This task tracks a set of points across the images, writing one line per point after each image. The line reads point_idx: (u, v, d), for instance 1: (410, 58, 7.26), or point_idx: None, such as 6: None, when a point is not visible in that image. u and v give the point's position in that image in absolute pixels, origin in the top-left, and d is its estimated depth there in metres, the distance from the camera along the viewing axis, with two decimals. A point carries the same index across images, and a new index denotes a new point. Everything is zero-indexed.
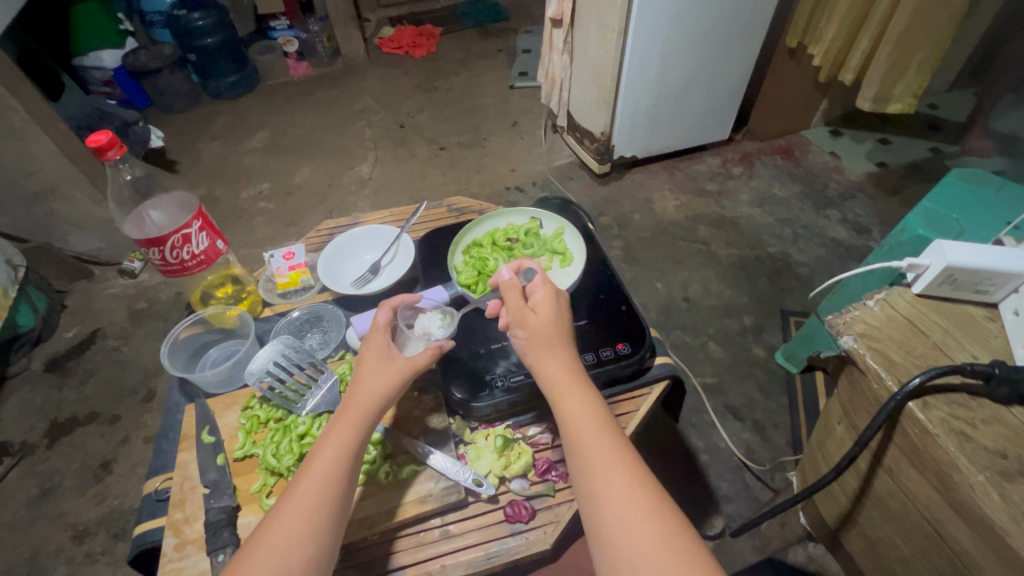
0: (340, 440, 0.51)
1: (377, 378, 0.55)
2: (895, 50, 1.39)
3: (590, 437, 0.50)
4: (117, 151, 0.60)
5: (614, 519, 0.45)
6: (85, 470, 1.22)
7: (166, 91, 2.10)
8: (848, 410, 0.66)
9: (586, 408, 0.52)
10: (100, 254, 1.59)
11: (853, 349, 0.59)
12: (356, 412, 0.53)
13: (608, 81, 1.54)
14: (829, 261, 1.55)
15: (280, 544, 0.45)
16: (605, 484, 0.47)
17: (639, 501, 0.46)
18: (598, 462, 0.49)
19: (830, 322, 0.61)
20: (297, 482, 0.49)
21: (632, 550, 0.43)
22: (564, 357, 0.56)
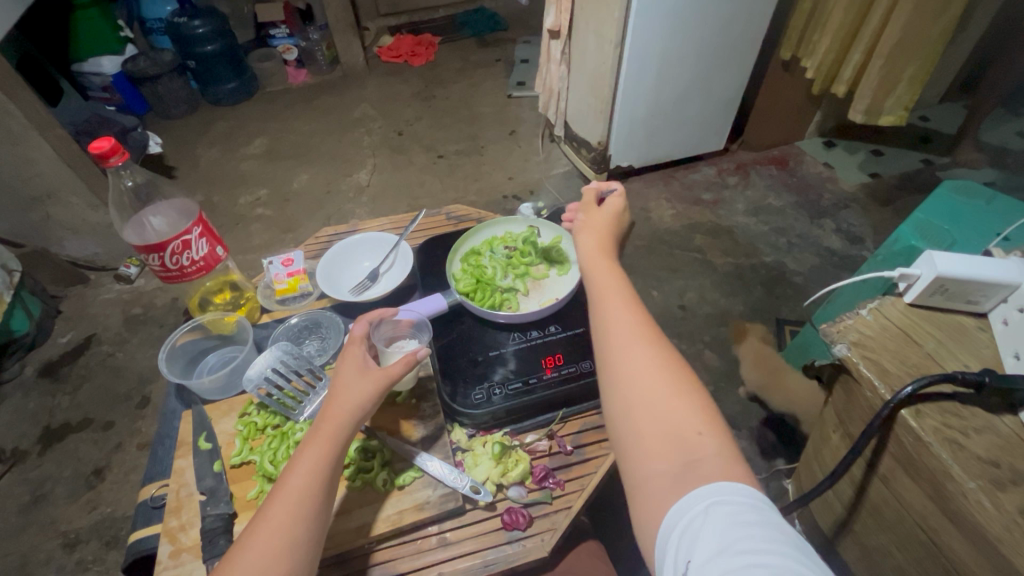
0: (323, 449, 0.51)
1: (354, 382, 0.55)
2: (886, 64, 1.42)
3: (606, 291, 0.56)
4: (119, 158, 0.60)
5: (616, 345, 0.51)
6: (78, 477, 1.21)
7: (165, 97, 2.11)
8: (842, 418, 0.66)
9: (606, 271, 0.59)
10: (96, 260, 1.59)
11: (847, 357, 0.59)
12: (329, 426, 0.52)
13: (605, 91, 1.56)
14: (824, 270, 1.57)
15: (261, 556, 0.45)
16: (612, 317, 0.53)
17: (645, 336, 0.51)
18: (608, 304, 0.55)
19: (824, 331, 0.62)
20: (283, 481, 0.50)
21: (635, 369, 0.49)
22: (602, 238, 0.64)
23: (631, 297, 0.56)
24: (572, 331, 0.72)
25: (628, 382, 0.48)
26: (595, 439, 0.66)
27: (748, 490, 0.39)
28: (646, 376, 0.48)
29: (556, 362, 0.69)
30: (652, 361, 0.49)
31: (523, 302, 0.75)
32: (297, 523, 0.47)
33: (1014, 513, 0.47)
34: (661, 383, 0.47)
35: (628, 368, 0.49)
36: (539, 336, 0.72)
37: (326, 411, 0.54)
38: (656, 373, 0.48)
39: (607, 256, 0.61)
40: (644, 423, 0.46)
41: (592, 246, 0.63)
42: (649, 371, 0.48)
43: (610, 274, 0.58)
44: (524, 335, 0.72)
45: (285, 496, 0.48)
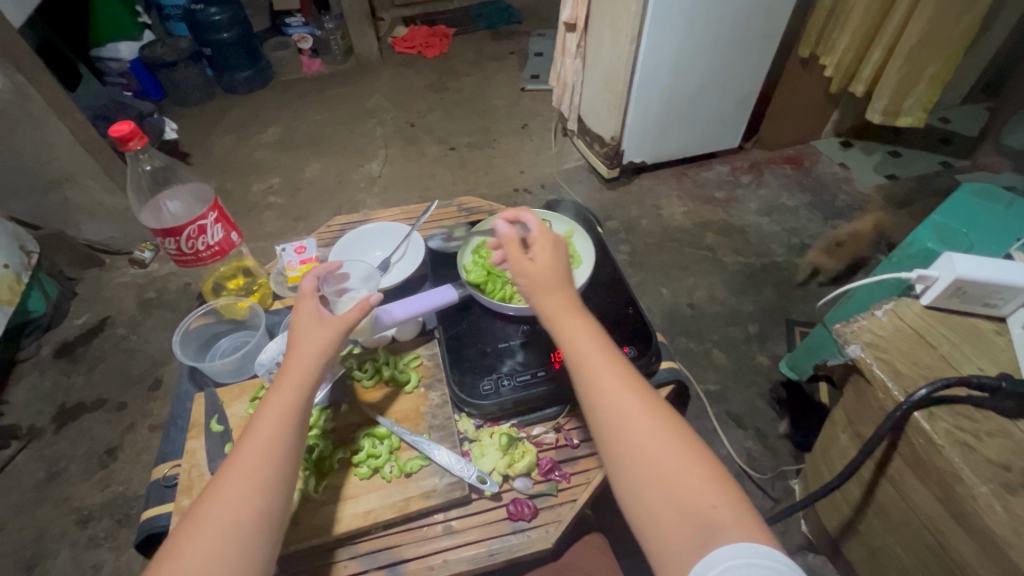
0: (286, 402, 0.52)
1: (305, 334, 0.55)
2: (906, 64, 1.39)
3: (589, 357, 0.53)
4: (138, 142, 0.61)
5: (615, 421, 0.49)
6: (92, 456, 1.23)
7: (181, 84, 2.12)
8: (852, 418, 0.66)
9: (582, 330, 0.55)
10: (111, 243, 1.61)
11: (860, 358, 0.59)
12: (295, 378, 0.53)
13: (620, 86, 1.55)
14: (836, 271, 1.55)
15: (229, 510, 0.46)
16: (604, 389, 0.51)
17: (639, 404, 0.50)
18: (596, 372, 0.52)
19: (838, 331, 0.62)
20: (248, 435, 0.50)
21: (641, 447, 0.48)
22: (562, 276, 0.58)
23: (615, 358, 0.53)
24: None
25: (634, 461, 0.47)
26: None
27: (770, 551, 0.39)
28: (650, 453, 0.47)
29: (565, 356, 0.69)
30: (653, 430, 0.48)
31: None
32: (264, 472, 0.48)
33: None
34: (669, 454, 0.47)
35: (631, 445, 0.48)
36: (548, 329, 0.72)
37: (289, 364, 0.54)
38: (660, 444, 0.48)
39: (575, 308, 0.57)
40: (657, 499, 0.45)
41: (547, 296, 0.57)
42: (656, 446, 0.47)
43: (584, 334, 0.54)
44: (534, 328, 0.72)
45: (251, 454, 0.49)
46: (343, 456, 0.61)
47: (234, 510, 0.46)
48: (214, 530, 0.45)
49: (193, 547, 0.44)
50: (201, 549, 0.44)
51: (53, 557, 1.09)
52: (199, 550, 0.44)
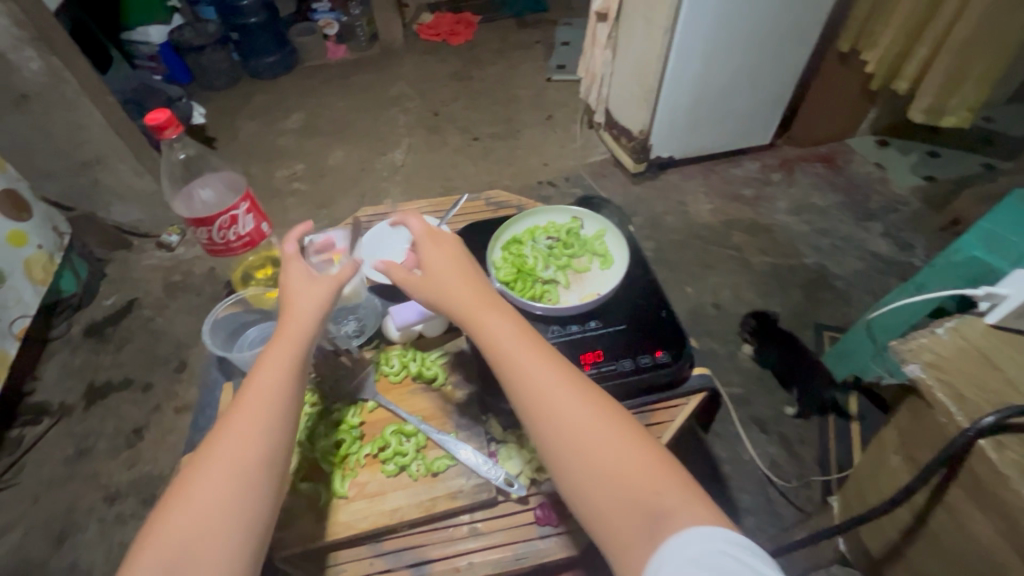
0: (281, 363, 0.51)
1: (303, 297, 0.55)
2: (955, 60, 1.33)
3: (514, 351, 0.50)
4: (174, 130, 0.60)
5: (552, 418, 0.47)
6: (118, 435, 1.26)
7: (208, 68, 2.13)
8: (906, 442, 0.65)
9: (498, 319, 0.52)
10: (139, 226, 1.63)
11: (922, 380, 0.59)
12: (293, 331, 0.53)
13: (651, 79, 1.51)
14: (869, 275, 1.50)
15: (238, 461, 0.46)
16: (538, 383, 0.48)
17: (574, 394, 0.48)
18: (526, 368, 0.49)
19: (897, 349, 0.62)
20: (241, 396, 0.50)
21: (578, 436, 0.46)
22: (466, 277, 0.55)
23: (536, 344, 0.51)
24: (613, 328, 0.70)
25: (578, 455, 0.45)
26: None
27: (726, 534, 0.39)
28: (591, 441, 0.46)
29: (596, 359, 0.67)
30: (591, 419, 0.47)
31: (563, 294, 0.74)
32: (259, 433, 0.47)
33: None
34: (609, 441, 0.46)
35: (568, 435, 0.46)
36: (578, 331, 0.70)
37: (285, 326, 0.53)
38: (599, 432, 0.46)
39: (485, 295, 0.54)
40: (608, 491, 0.44)
41: (452, 282, 0.55)
42: (595, 433, 0.46)
43: (503, 322, 0.52)
44: (564, 328, 0.70)
45: (244, 415, 0.48)
46: (369, 453, 0.61)
47: (228, 468, 0.46)
48: (209, 489, 0.45)
49: (187, 506, 0.44)
50: (198, 507, 0.44)
51: (82, 532, 1.12)
52: (194, 508, 0.44)
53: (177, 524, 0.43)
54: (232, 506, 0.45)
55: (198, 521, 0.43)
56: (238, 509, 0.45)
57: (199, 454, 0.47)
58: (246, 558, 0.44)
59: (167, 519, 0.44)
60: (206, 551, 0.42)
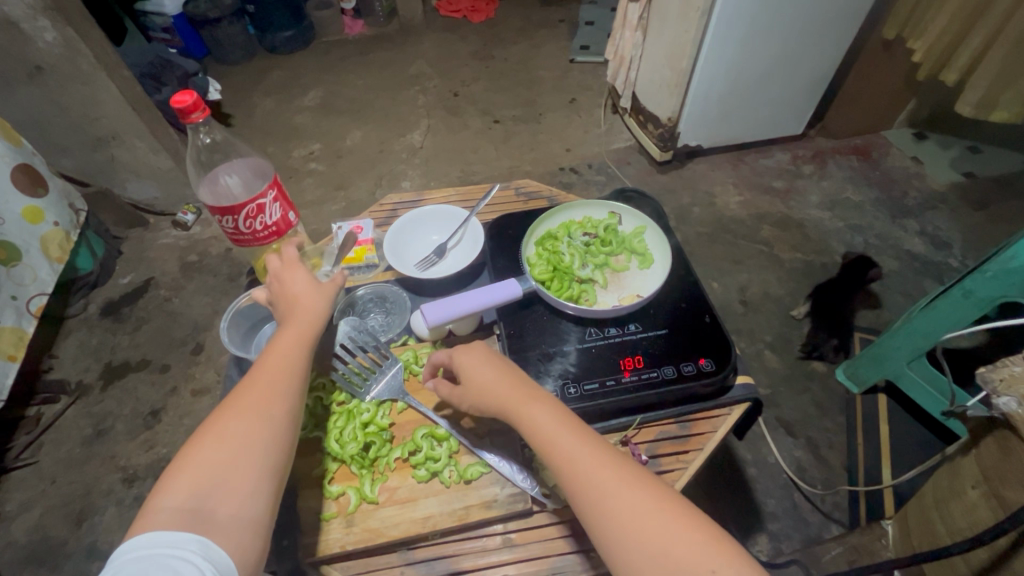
0: (298, 331, 0.57)
1: (307, 282, 0.61)
2: (1011, 52, 1.25)
3: (557, 440, 0.50)
4: (200, 114, 0.57)
5: (606, 508, 0.46)
6: (136, 416, 1.25)
7: (224, 42, 2.08)
8: (990, 477, 0.60)
9: (539, 406, 0.52)
10: (155, 204, 1.61)
11: (1016, 414, 0.52)
12: (304, 320, 0.58)
13: (683, 64, 1.44)
14: (903, 275, 1.45)
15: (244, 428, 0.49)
16: (584, 472, 0.48)
17: (620, 479, 0.47)
18: (572, 456, 0.48)
19: (983, 377, 0.54)
20: (260, 361, 0.55)
21: (633, 528, 0.44)
22: (504, 372, 0.55)
23: (577, 429, 0.51)
24: (654, 332, 0.67)
25: (636, 545, 0.44)
26: (673, 450, 0.62)
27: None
28: (646, 528, 0.44)
29: (636, 365, 0.64)
30: (642, 501, 0.45)
31: (601, 295, 0.71)
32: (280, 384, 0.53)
33: None
34: (665, 523, 0.44)
35: (624, 526, 0.44)
36: (617, 334, 0.67)
37: (296, 301, 0.59)
38: (652, 515, 0.45)
39: (524, 385, 0.54)
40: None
41: (489, 373, 0.55)
42: (648, 517, 0.44)
43: (542, 408, 0.52)
44: (601, 331, 0.67)
45: (264, 375, 0.53)
46: (400, 456, 0.59)
47: (252, 416, 0.50)
48: (231, 435, 0.49)
49: (212, 444, 0.48)
50: (221, 449, 0.48)
51: (101, 513, 1.12)
52: (219, 448, 0.48)
53: (200, 462, 0.47)
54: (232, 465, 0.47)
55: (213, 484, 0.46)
56: (262, 447, 0.49)
57: (222, 404, 0.52)
58: (270, 491, 0.48)
59: (192, 454, 0.47)
60: (232, 483, 0.46)
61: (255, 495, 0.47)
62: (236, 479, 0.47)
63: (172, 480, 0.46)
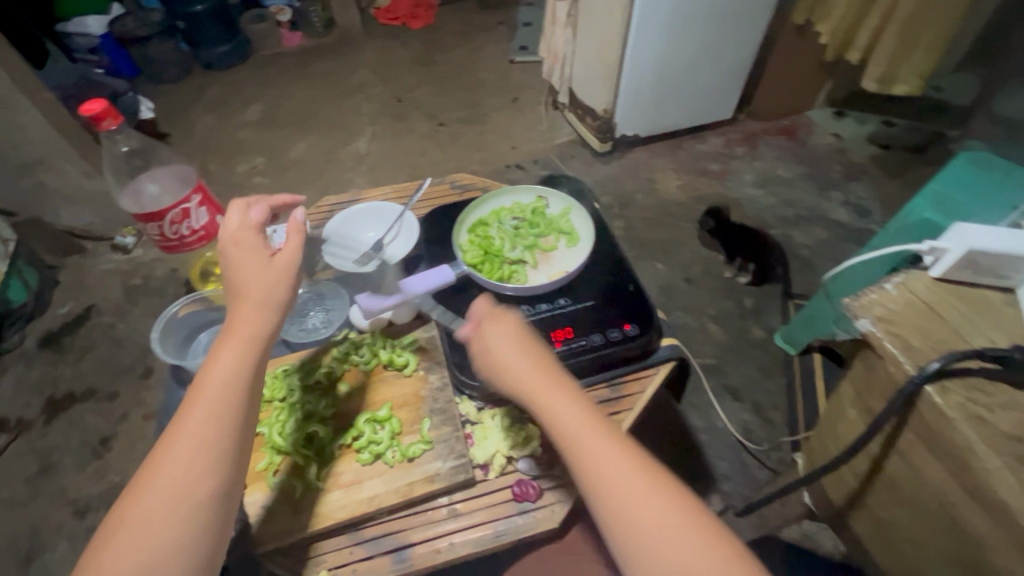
0: (239, 337, 0.54)
1: (258, 268, 0.57)
2: (903, 30, 1.36)
3: (586, 440, 0.50)
4: (112, 122, 0.60)
5: (629, 510, 0.47)
6: (85, 446, 1.21)
7: (155, 60, 2.03)
8: (861, 392, 0.63)
9: (563, 395, 0.53)
10: (92, 229, 1.56)
11: (871, 333, 0.55)
12: (249, 324, 0.55)
13: (612, 57, 1.51)
14: (831, 243, 1.55)
15: (187, 456, 0.49)
16: (610, 473, 0.49)
17: (643, 485, 0.48)
18: (597, 454, 0.50)
19: (847, 304, 0.58)
20: (202, 376, 0.53)
21: (639, 530, 0.46)
22: (538, 363, 0.55)
23: (600, 423, 0.52)
24: (582, 304, 0.71)
25: (652, 548, 0.46)
26: (605, 411, 0.66)
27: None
28: (664, 535, 0.46)
29: (566, 336, 0.68)
30: (663, 507, 0.47)
31: (532, 274, 0.74)
32: (224, 416, 0.51)
33: None
34: (670, 526, 0.46)
35: (644, 532, 0.46)
36: (547, 308, 0.71)
37: (244, 296, 0.56)
38: (672, 521, 0.46)
39: (554, 376, 0.55)
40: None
41: (518, 357, 0.55)
42: (665, 527, 0.46)
43: (569, 404, 0.53)
44: (533, 307, 0.71)
45: (207, 394, 0.52)
46: (343, 443, 0.61)
47: (197, 444, 0.49)
48: (175, 464, 0.48)
49: (163, 472, 0.48)
50: (169, 477, 0.48)
51: (52, 549, 1.08)
52: (169, 479, 0.48)
53: (150, 493, 0.48)
54: (184, 497, 0.48)
55: (163, 517, 0.47)
56: (218, 461, 0.49)
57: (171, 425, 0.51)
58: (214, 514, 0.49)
59: (148, 484, 0.48)
60: (181, 516, 0.47)
61: (205, 538, 0.48)
62: (197, 495, 0.48)
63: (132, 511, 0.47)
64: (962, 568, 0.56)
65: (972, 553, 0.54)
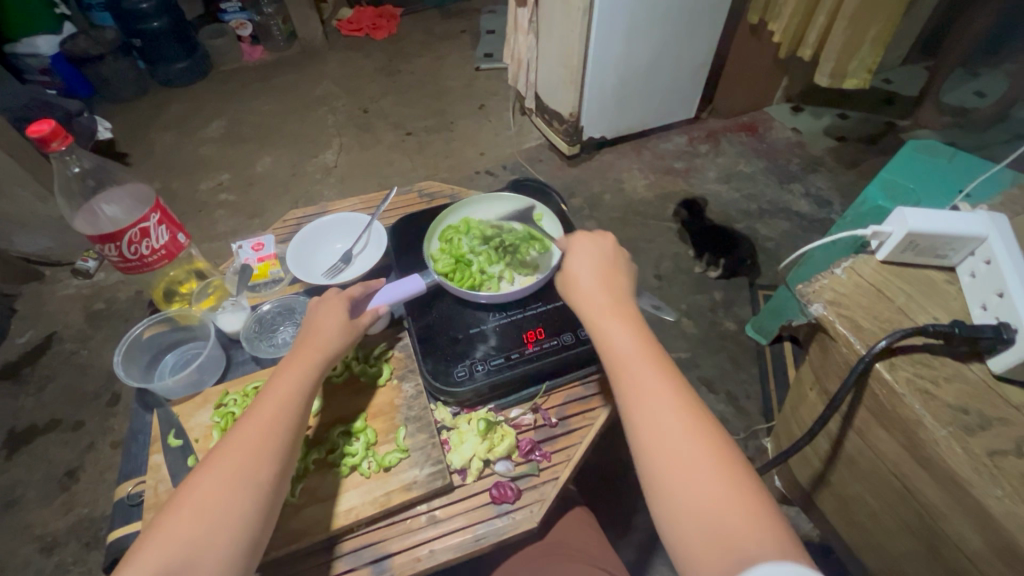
0: (306, 359, 0.57)
1: (338, 312, 0.61)
2: (849, 26, 1.42)
3: (630, 363, 0.53)
4: (61, 142, 0.59)
5: (656, 426, 0.49)
6: (50, 479, 1.17)
7: (111, 79, 1.98)
8: (819, 374, 0.65)
9: (621, 326, 0.56)
10: (49, 254, 1.51)
11: (823, 316, 0.58)
12: (314, 350, 0.58)
13: (574, 61, 1.53)
14: (794, 234, 1.60)
15: (240, 464, 0.49)
16: (644, 393, 0.51)
17: (672, 410, 0.49)
18: (637, 375, 0.52)
19: (800, 291, 0.60)
20: (265, 394, 0.54)
21: (666, 459, 0.47)
22: (603, 290, 0.60)
23: (654, 356, 0.54)
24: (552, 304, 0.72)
25: (668, 463, 0.47)
26: (579, 410, 0.67)
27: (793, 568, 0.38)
28: (683, 454, 0.46)
29: (538, 337, 0.69)
30: (685, 433, 0.48)
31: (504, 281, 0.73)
32: (279, 426, 0.52)
33: (982, 455, 0.47)
34: (702, 463, 0.46)
35: (666, 449, 0.47)
36: (519, 312, 0.71)
37: (318, 327, 0.59)
38: (690, 444, 0.47)
39: (614, 302, 0.59)
40: (686, 516, 0.44)
41: (591, 280, 0.61)
42: (683, 449, 0.47)
43: (620, 328, 0.56)
44: (504, 311, 0.71)
45: (269, 409, 0.52)
46: (318, 457, 0.60)
47: (254, 456, 0.49)
48: (230, 469, 0.48)
49: (216, 475, 0.48)
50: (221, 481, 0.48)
51: None
52: (220, 481, 0.47)
53: (202, 492, 0.47)
54: (231, 501, 0.47)
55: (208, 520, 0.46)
56: (270, 473, 0.49)
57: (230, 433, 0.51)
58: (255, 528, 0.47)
59: (200, 484, 0.47)
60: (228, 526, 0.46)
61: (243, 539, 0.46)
62: (245, 506, 0.47)
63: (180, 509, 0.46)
64: (915, 535, 0.59)
65: (925, 521, 0.57)
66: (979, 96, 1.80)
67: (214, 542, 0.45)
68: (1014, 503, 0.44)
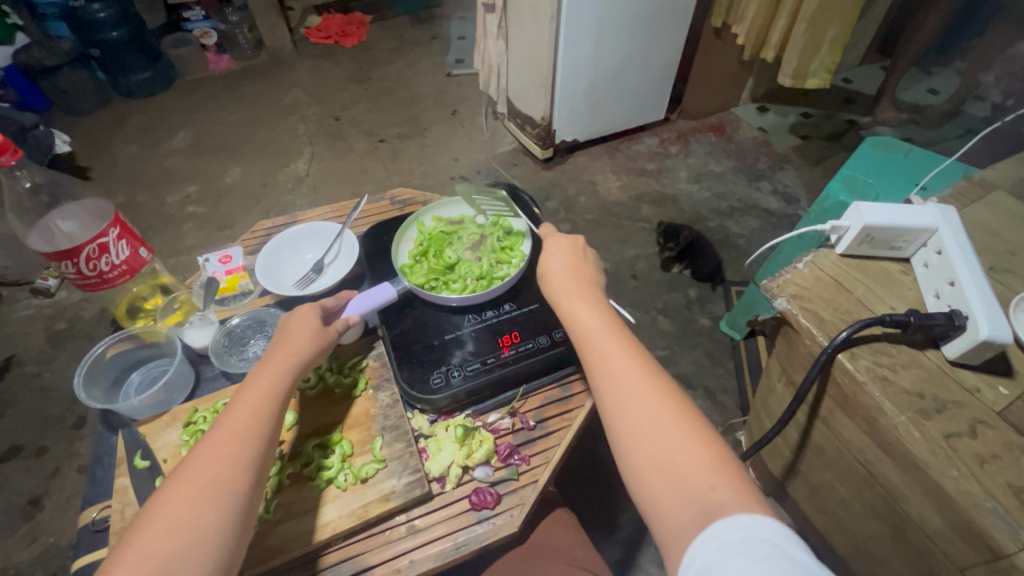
0: (275, 367, 0.55)
1: (310, 320, 0.60)
2: (809, 29, 1.46)
3: (596, 346, 0.54)
4: (11, 156, 0.56)
5: (622, 407, 0.49)
6: (12, 508, 1.11)
7: (69, 91, 1.92)
8: (787, 367, 0.67)
9: (585, 305, 0.58)
10: (7, 274, 1.45)
11: (787, 310, 0.59)
12: (284, 357, 0.56)
13: (544, 66, 1.54)
14: (764, 231, 1.63)
15: (208, 477, 0.47)
16: (610, 374, 0.51)
17: (643, 389, 0.49)
18: (604, 358, 0.53)
19: (765, 286, 0.61)
20: (233, 404, 0.53)
21: (634, 425, 0.48)
22: (576, 279, 0.62)
23: (619, 333, 0.55)
24: (527, 307, 0.72)
25: (640, 441, 0.47)
26: (557, 411, 0.67)
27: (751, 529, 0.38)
28: (653, 434, 0.46)
29: (513, 340, 0.69)
30: (655, 410, 0.48)
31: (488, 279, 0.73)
32: (251, 436, 0.50)
33: (942, 440, 0.48)
34: (670, 423, 0.47)
35: (636, 428, 0.47)
36: (494, 315, 0.71)
37: (289, 333, 0.58)
38: (661, 421, 0.47)
39: (583, 287, 0.60)
40: (654, 477, 0.45)
41: (557, 266, 0.63)
42: (654, 426, 0.47)
43: (587, 312, 0.57)
44: (479, 316, 0.71)
45: (239, 417, 0.51)
46: (292, 471, 0.59)
47: (226, 466, 0.48)
48: (198, 480, 0.47)
49: (183, 488, 0.46)
50: (192, 491, 0.46)
51: None
52: (190, 493, 0.46)
53: (172, 505, 0.45)
54: (203, 514, 0.45)
55: (180, 534, 0.44)
56: (241, 485, 0.48)
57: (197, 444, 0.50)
58: (225, 543, 0.45)
59: (167, 499, 0.46)
60: (198, 543, 0.44)
61: (216, 552, 0.44)
62: (214, 516, 0.45)
63: (148, 527, 0.44)
64: (884, 521, 0.61)
65: (891, 506, 0.58)
66: (933, 94, 1.88)
67: (187, 557, 0.43)
68: (972, 483, 0.46)
